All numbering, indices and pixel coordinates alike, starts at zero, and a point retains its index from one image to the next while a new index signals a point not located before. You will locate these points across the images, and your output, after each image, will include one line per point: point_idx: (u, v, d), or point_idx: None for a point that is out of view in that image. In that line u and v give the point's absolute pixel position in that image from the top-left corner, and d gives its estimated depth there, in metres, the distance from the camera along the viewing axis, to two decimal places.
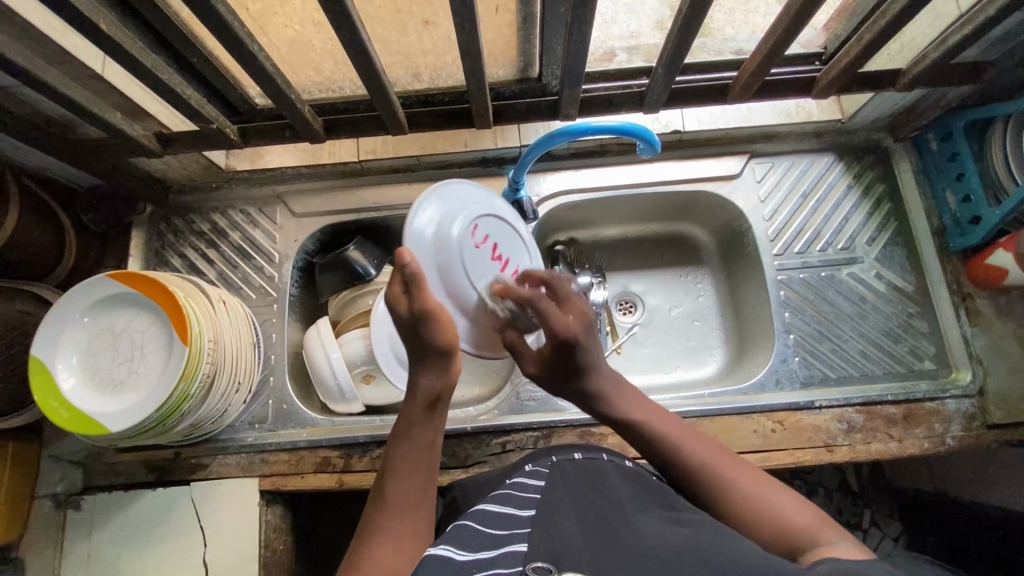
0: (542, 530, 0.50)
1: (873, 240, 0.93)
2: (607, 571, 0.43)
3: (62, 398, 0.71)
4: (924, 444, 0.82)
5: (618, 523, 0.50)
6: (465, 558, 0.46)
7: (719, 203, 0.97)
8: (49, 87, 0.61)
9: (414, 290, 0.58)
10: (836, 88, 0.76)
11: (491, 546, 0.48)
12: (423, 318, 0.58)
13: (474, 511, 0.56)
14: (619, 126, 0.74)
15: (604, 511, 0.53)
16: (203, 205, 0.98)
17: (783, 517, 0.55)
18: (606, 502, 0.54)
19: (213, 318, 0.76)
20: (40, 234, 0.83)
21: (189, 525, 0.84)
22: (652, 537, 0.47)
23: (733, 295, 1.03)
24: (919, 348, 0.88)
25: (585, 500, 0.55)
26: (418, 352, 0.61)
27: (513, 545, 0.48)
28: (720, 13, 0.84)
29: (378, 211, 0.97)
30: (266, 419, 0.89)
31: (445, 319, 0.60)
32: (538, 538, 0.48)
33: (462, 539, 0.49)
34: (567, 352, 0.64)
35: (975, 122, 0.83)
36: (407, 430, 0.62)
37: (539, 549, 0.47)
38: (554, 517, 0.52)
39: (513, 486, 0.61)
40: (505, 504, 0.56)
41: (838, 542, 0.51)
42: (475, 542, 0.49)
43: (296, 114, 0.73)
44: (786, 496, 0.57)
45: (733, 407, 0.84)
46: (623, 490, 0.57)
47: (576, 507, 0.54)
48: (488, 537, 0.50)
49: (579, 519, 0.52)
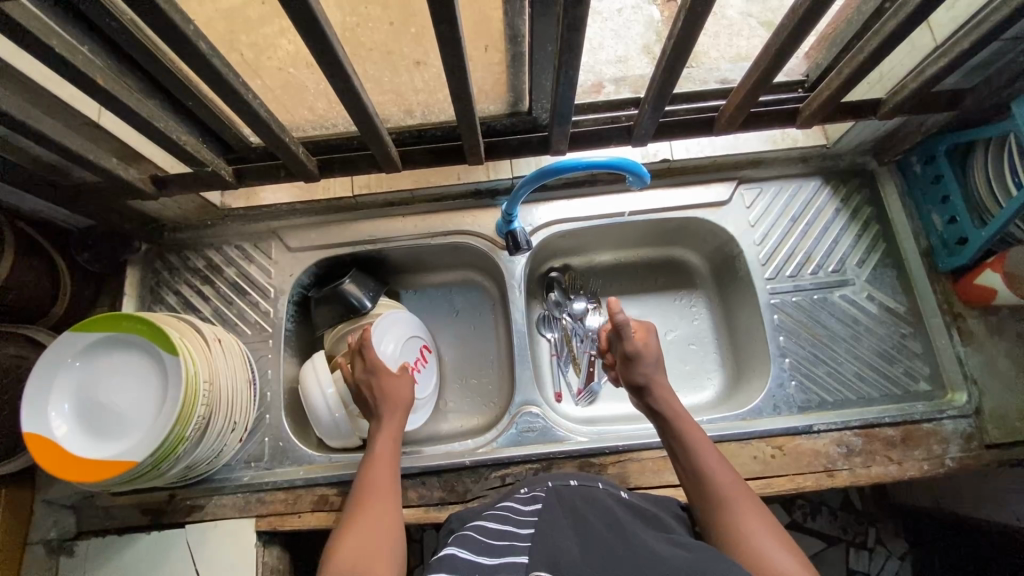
0: (543, 541, 0.53)
1: (863, 262, 0.94)
2: None
3: (55, 444, 0.70)
4: (924, 466, 0.82)
5: (616, 541, 0.52)
6: (466, 561, 0.51)
7: (710, 229, 0.98)
8: (43, 136, 0.62)
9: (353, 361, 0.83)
10: (818, 118, 0.78)
11: (491, 554, 0.52)
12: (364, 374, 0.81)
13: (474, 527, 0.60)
14: (608, 160, 0.74)
15: (604, 528, 0.55)
16: (198, 242, 0.99)
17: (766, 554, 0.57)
18: (605, 522, 0.56)
19: (210, 358, 0.76)
20: (34, 277, 0.83)
21: (185, 568, 0.82)
22: (650, 554, 0.49)
23: (728, 318, 1.03)
24: (914, 369, 0.89)
25: (581, 520, 0.57)
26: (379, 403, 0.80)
27: (513, 556, 0.51)
28: (707, 37, 0.90)
29: (374, 244, 0.97)
30: (262, 457, 0.88)
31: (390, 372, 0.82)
32: (538, 548, 0.52)
33: (470, 544, 0.55)
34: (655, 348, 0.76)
35: (956, 146, 0.86)
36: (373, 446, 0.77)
37: (540, 560, 0.50)
38: (554, 532, 0.54)
39: (509, 507, 0.63)
40: (505, 523, 0.59)
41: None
42: (479, 550, 0.53)
43: (290, 156, 0.74)
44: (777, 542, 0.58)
45: (731, 432, 0.84)
46: (619, 513, 0.59)
47: (574, 524, 0.56)
48: (489, 546, 0.54)
49: (578, 534, 0.54)
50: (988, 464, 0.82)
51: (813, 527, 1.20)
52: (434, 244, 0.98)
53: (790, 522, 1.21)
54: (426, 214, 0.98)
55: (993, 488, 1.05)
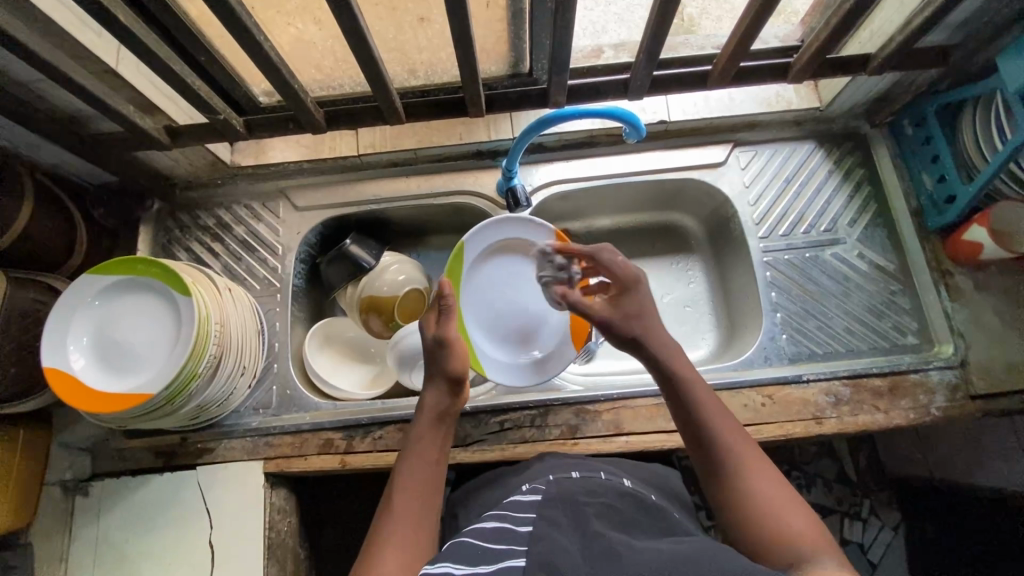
0: (540, 541, 0.52)
1: (854, 222, 0.96)
2: None
3: (73, 376, 0.73)
4: (910, 414, 0.85)
5: (613, 537, 0.53)
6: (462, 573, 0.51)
7: (706, 190, 1.01)
8: (63, 77, 0.65)
9: (445, 319, 0.75)
10: (809, 73, 0.80)
11: (490, 561, 0.52)
12: (438, 342, 0.74)
13: (473, 529, 0.59)
14: (605, 109, 0.77)
15: (604, 526, 0.55)
16: (208, 201, 1.02)
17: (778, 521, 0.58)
18: (604, 520, 0.56)
19: (220, 303, 0.80)
20: (52, 225, 0.86)
21: (196, 508, 0.85)
22: (651, 556, 0.49)
23: (722, 280, 1.06)
24: (902, 324, 0.91)
25: (579, 514, 0.57)
26: (431, 372, 0.75)
27: (510, 559, 0.51)
28: (708, 21, 0.93)
29: (378, 204, 1.00)
30: (270, 404, 0.91)
31: (458, 349, 0.75)
32: (537, 550, 0.51)
33: (460, 557, 0.53)
34: (634, 290, 0.76)
35: (946, 106, 0.88)
36: (419, 438, 0.72)
37: (536, 562, 0.49)
38: (552, 532, 0.53)
39: (510, 504, 0.63)
40: (502, 521, 0.58)
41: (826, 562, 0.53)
42: (474, 559, 0.52)
43: (298, 105, 0.77)
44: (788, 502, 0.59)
45: (723, 382, 0.87)
46: (617, 511, 0.60)
47: (573, 523, 0.56)
48: (485, 551, 0.53)
49: (578, 534, 0.54)
50: (973, 414, 0.85)
51: (808, 498, 1.23)
52: (437, 204, 1.01)
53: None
54: (429, 175, 1.01)
55: None
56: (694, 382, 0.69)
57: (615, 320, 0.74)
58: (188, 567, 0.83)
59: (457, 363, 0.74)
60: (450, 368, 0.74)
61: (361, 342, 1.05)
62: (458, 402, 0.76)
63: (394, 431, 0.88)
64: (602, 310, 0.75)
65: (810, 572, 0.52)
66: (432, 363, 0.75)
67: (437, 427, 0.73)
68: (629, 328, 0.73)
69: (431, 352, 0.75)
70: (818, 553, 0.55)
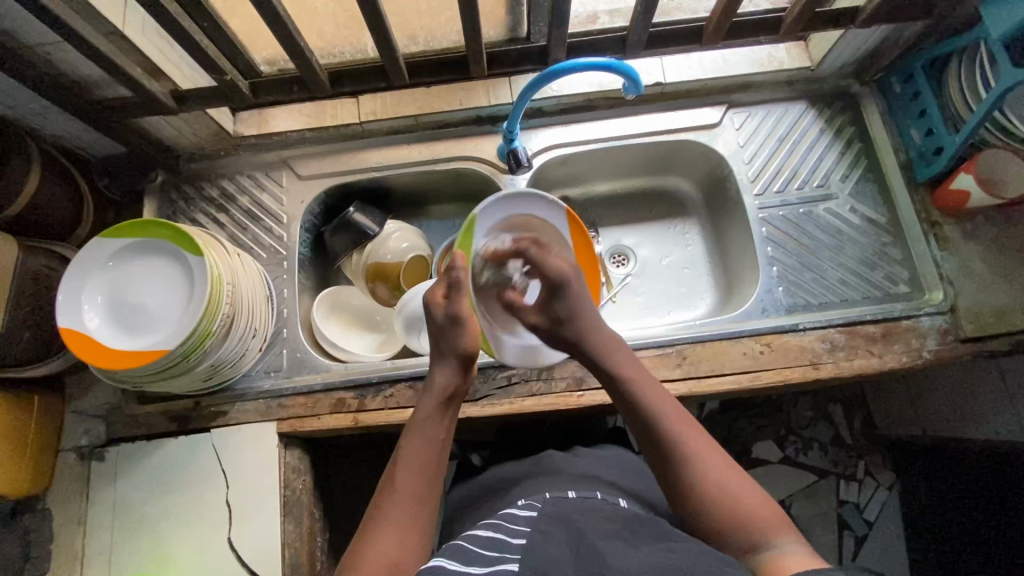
0: (532, 552, 0.54)
1: (846, 178, 0.99)
2: None
3: (88, 335, 0.74)
4: (903, 358, 0.88)
5: (606, 549, 0.53)
6: (453, 568, 0.53)
7: (702, 151, 1.03)
8: (75, 34, 0.66)
9: (456, 296, 0.77)
10: (800, 26, 0.82)
11: (481, 566, 0.54)
12: (453, 319, 0.76)
13: (468, 534, 0.61)
14: (605, 62, 0.79)
15: (596, 537, 0.56)
16: (210, 172, 1.02)
17: (735, 507, 0.61)
18: (598, 530, 0.57)
19: (231, 265, 0.81)
20: (59, 195, 0.87)
21: (212, 469, 0.87)
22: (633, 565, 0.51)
23: (719, 240, 1.08)
24: (894, 274, 0.94)
25: (575, 525, 0.59)
26: (440, 349, 0.77)
27: (503, 566, 0.53)
28: None
29: (380, 172, 1.02)
30: (282, 367, 0.93)
31: (470, 327, 0.77)
32: (528, 560, 0.53)
33: (456, 559, 0.55)
34: (562, 292, 0.79)
35: (933, 61, 0.91)
36: (426, 419, 0.72)
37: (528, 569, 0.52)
38: (544, 543, 0.56)
39: (506, 514, 0.64)
40: (498, 530, 0.60)
41: (787, 546, 0.58)
42: (468, 561, 0.55)
43: (304, 65, 0.78)
44: (745, 488, 0.63)
45: (723, 332, 0.90)
46: (613, 518, 0.61)
47: (568, 534, 0.57)
48: (479, 556, 0.55)
49: (571, 545, 0.56)
50: (963, 355, 0.88)
51: (804, 460, 1.27)
52: (438, 170, 1.02)
53: (784, 457, 1.27)
54: (429, 142, 1.02)
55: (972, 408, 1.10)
56: (640, 379, 0.72)
57: (542, 325, 0.80)
58: (205, 526, 0.85)
59: (468, 340, 0.76)
60: (461, 347, 0.76)
61: (366, 310, 1.06)
62: (466, 383, 0.78)
63: (405, 389, 0.90)
64: (534, 313, 0.81)
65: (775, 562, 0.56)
66: (441, 341, 0.77)
67: (442, 410, 0.74)
68: (558, 333, 0.79)
69: (434, 326, 0.77)
70: (774, 530, 0.59)
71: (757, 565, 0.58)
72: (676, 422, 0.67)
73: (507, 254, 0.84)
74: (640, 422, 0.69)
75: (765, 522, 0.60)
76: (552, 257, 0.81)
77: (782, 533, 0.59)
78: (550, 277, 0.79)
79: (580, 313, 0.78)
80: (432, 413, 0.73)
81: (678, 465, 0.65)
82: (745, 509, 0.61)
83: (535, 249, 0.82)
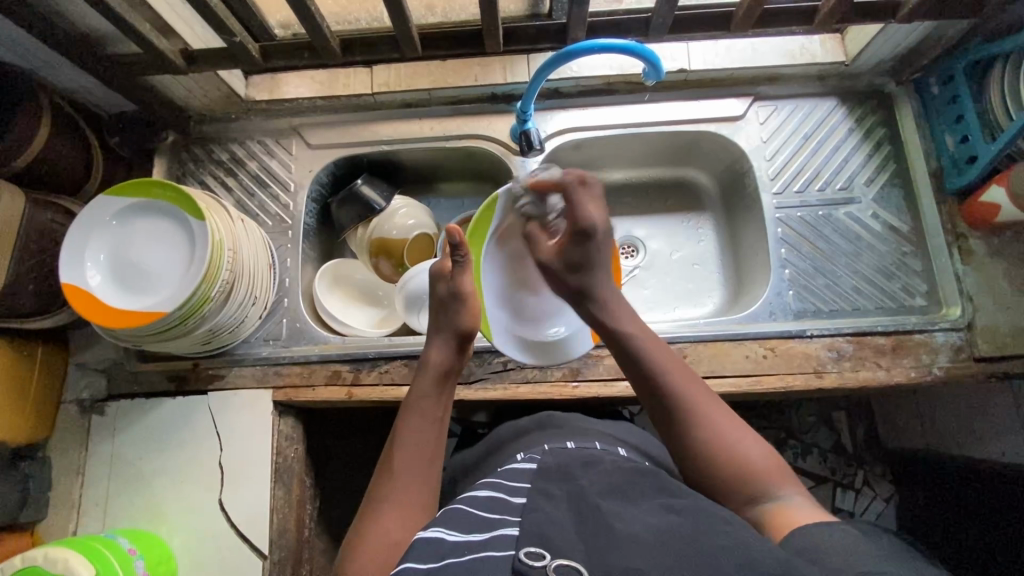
0: (533, 515, 0.52)
1: (871, 181, 0.95)
2: (599, 557, 0.45)
3: (89, 292, 0.75)
4: (911, 373, 0.85)
5: (609, 510, 0.52)
6: (455, 540, 0.50)
7: (722, 144, 0.99)
8: None
9: (458, 270, 0.75)
10: (836, 18, 0.78)
11: (484, 529, 0.52)
12: (454, 296, 0.74)
13: (466, 498, 0.59)
14: (625, 45, 0.75)
15: (596, 496, 0.54)
16: (221, 135, 1.01)
17: (741, 460, 0.59)
18: (599, 488, 0.56)
19: (233, 230, 0.80)
20: (68, 150, 0.87)
21: (207, 431, 0.88)
22: (639, 527, 0.49)
23: (732, 237, 1.05)
24: (911, 285, 0.91)
25: (576, 484, 0.58)
26: (438, 327, 0.75)
27: (505, 529, 0.51)
28: None
29: (390, 145, 1.00)
30: (280, 336, 0.93)
31: (471, 306, 0.75)
32: (530, 523, 0.50)
33: (455, 521, 0.53)
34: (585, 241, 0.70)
35: (977, 63, 0.85)
36: (419, 401, 0.70)
37: (529, 532, 0.49)
38: (545, 504, 0.54)
39: (504, 474, 0.64)
40: (496, 492, 0.59)
41: (791, 497, 0.56)
42: (467, 524, 0.53)
43: (314, 32, 0.76)
44: (750, 441, 0.61)
45: (727, 333, 0.88)
46: (615, 475, 0.60)
47: (569, 494, 0.56)
48: (479, 518, 0.54)
49: (572, 505, 0.54)
50: (974, 375, 0.85)
51: (803, 465, 1.25)
52: (448, 148, 1.00)
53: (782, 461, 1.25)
54: (442, 117, 1.00)
55: (979, 427, 1.07)
56: (643, 333, 0.70)
57: (554, 266, 0.73)
58: (197, 486, 0.87)
59: (467, 318, 0.74)
60: (459, 326, 0.74)
61: (369, 286, 1.05)
62: (461, 363, 0.75)
63: (400, 366, 0.90)
64: (546, 254, 0.74)
65: (780, 509, 0.55)
66: (439, 318, 0.75)
67: (438, 389, 0.71)
68: (566, 279, 0.73)
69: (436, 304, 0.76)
70: (777, 480, 0.58)
71: (759, 515, 0.56)
72: (679, 380, 0.65)
73: (549, 187, 0.74)
74: (643, 375, 0.67)
75: (769, 473, 0.58)
76: (589, 203, 0.71)
77: (784, 484, 0.58)
78: (578, 223, 0.70)
79: (597, 266, 0.72)
80: (425, 394, 0.70)
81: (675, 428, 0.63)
82: (743, 459, 0.59)
83: (578, 188, 0.71)
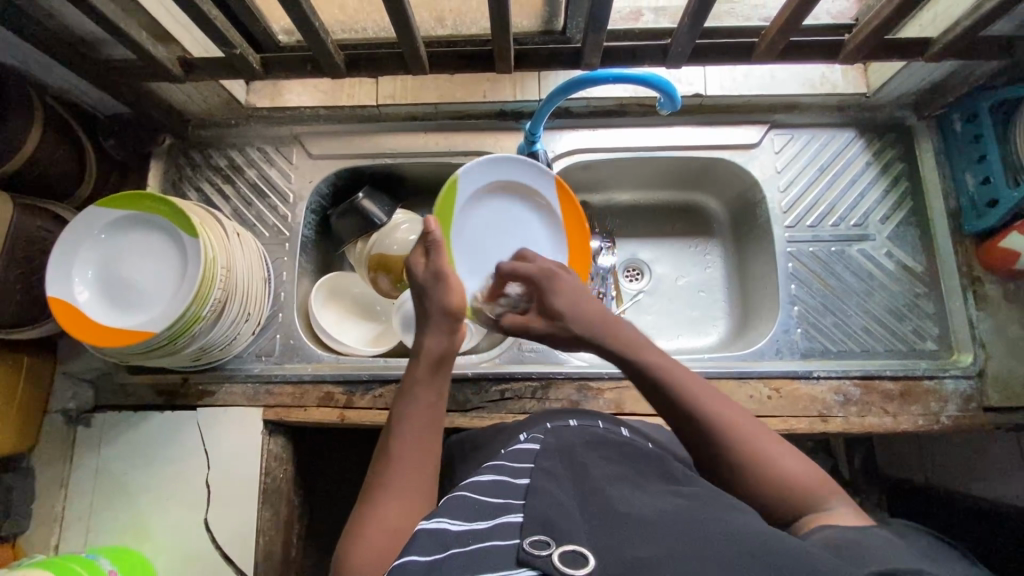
0: (536, 499, 0.46)
1: (887, 219, 0.92)
2: (608, 547, 0.41)
3: (77, 308, 0.73)
4: (919, 420, 0.83)
5: (616, 496, 0.47)
6: (459, 529, 0.45)
7: (735, 172, 0.96)
8: None
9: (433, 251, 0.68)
10: (863, 53, 0.75)
11: (487, 516, 0.46)
12: (435, 275, 0.67)
13: (469, 482, 0.53)
14: (640, 76, 0.73)
15: (602, 482, 0.49)
16: (221, 141, 0.98)
17: (786, 473, 0.55)
18: (604, 472, 0.51)
19: (227, 247, 0.77)
20: (60, 152, 0.84)
21: (195, 447, 0.86)
22: (648, 515, 0.44)
23: (741, 266, 1.03)
24: (923, 328, 0.88)
25: (579, 465, 0.53)
26: (423, 314, 0.68)
27: (508, 515, 0.46)
28: None
29: (394, 158, 0.97)
30: (273, 352, 0.91)
31: (455, 286, 0.68)
32: (534, 508, 0.45)
33: (455, 506, 0.48)
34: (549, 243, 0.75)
35: (1003, 102, 0.82)
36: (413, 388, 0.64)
37: (535, 518, 0.44)
38: (547, 484, 0.48)
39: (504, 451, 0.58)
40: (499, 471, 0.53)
41: (838, 509, 0.53)
42: (469, 512, 0.47)
43: (319, 47, 0.73)
44: (787, 450, 0.57)
45: (731, 370, 0.85)
46: (618, 460, 0.54)
47: (573, 476, 0.51)
48: (480, 503, 0.48)
49: (577, 489, 0.49)
50: (983, 425, 0.83)
51: None
52: (453, 163, 0.97)
53: None
54: (449, 131, 0.97)
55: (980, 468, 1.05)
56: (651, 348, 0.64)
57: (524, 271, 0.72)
58: (182, 504, 0.85)
59: (453, 297, 0.67)
60: (445, 306, 0.67)
61: (365, 300, 1.03)
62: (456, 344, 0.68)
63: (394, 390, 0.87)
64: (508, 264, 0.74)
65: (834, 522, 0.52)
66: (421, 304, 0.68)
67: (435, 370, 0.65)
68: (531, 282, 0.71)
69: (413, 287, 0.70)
70: (821, 490, 0.54)
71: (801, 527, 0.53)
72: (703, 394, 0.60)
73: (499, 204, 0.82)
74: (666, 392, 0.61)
75: (815, 482, 0.55)
76: None
77: (829, 492, 0.54)
78: None
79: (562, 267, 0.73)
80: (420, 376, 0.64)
81: (698, 438, 0.58)
82: (783, 469, 0.55)
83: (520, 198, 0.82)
